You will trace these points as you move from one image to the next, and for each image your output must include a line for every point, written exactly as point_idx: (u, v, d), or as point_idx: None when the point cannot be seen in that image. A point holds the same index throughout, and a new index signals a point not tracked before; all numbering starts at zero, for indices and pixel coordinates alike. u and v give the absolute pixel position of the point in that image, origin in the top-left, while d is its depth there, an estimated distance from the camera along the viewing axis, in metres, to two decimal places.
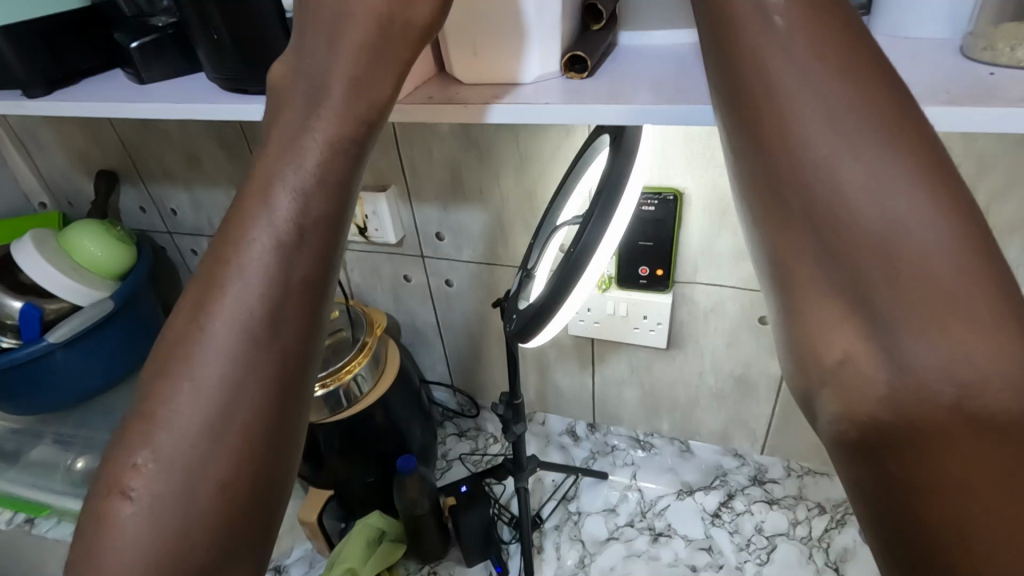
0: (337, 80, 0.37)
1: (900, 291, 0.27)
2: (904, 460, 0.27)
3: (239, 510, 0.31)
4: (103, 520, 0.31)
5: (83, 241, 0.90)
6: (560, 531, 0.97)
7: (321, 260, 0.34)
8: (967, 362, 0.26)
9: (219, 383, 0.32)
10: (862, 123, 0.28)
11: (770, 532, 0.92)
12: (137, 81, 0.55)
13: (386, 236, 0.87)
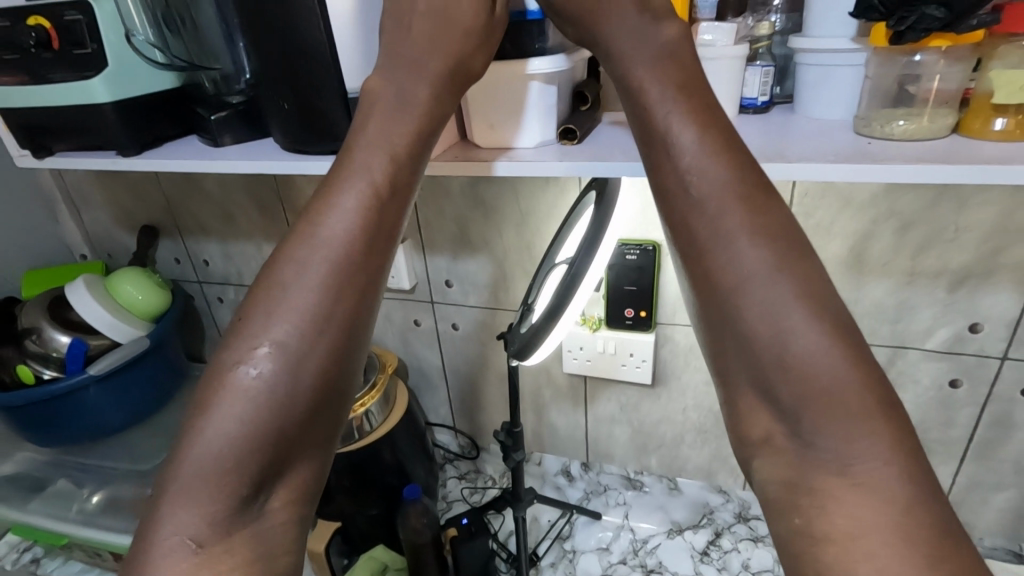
0: (402, 139, 0.50)
1: (797, 391, 0.39)
2: (803, 509, 0.39)
3: (323, 387, 0.46)
4: (230, 383, 0.44)
5: (127, 286, 1.00)
6: (556, 568, 1.02)
7: (395, 217, 0.49)
8: (844, 441, 0.38)
9: (319, 296, 0.46)
10: (771, 272, 0.40)
11: (756, 569, 0.96)
12: (212, 144, 0.66)
13: (400, 282, 0.98)
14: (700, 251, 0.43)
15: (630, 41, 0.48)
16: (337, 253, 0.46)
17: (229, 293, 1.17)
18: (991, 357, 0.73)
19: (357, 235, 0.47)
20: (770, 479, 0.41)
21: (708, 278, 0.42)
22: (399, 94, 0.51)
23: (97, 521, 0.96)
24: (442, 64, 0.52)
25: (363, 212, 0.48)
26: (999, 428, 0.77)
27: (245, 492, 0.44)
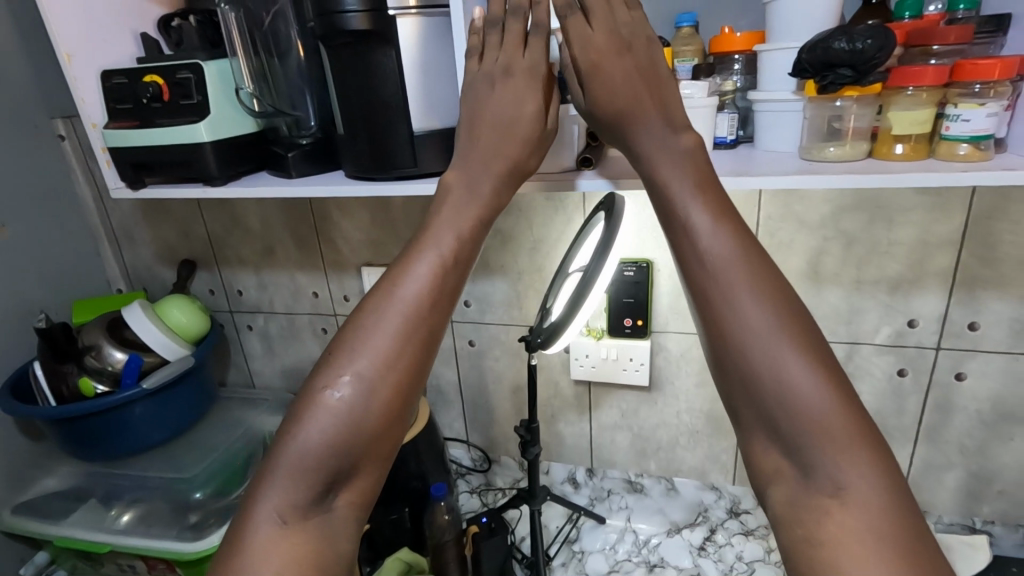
0: (467, 219, 0.63)
1: (794, 422, 0.48)
2: (804, 523, 0.47)
3: (392, 416, 0.55)
4: (318, 404, 0.54)
5: (173, 310, 1.11)
6: (567, 567, 1.10)
7: (456, 283, 0.61)
8: (835, 466, 0.47)
9: (396, 339, 0.56)
10: (772, 327, 0.50)
11: (749, 559, 1.07)
12: (286, 176, 0.80)
13: None
14: (714, 307, 0.52)
15: (652, 145, 0.61)
16: (415, 309, 0.57)
17: (259, 320, 1.28)
18: (928, 348, 0.89)
19: (430, 296, 0.58)
20: (777, 499, 0.49)
21: (718, 327, 0.52)
22: (468, 189, 0.64)
23: (132, 531, 1.03)
24: (503, 165, 0.65)
25: (436, 280, 0.59)
26: (942, 412, 0.92)
27: (323, 489, 0.52)
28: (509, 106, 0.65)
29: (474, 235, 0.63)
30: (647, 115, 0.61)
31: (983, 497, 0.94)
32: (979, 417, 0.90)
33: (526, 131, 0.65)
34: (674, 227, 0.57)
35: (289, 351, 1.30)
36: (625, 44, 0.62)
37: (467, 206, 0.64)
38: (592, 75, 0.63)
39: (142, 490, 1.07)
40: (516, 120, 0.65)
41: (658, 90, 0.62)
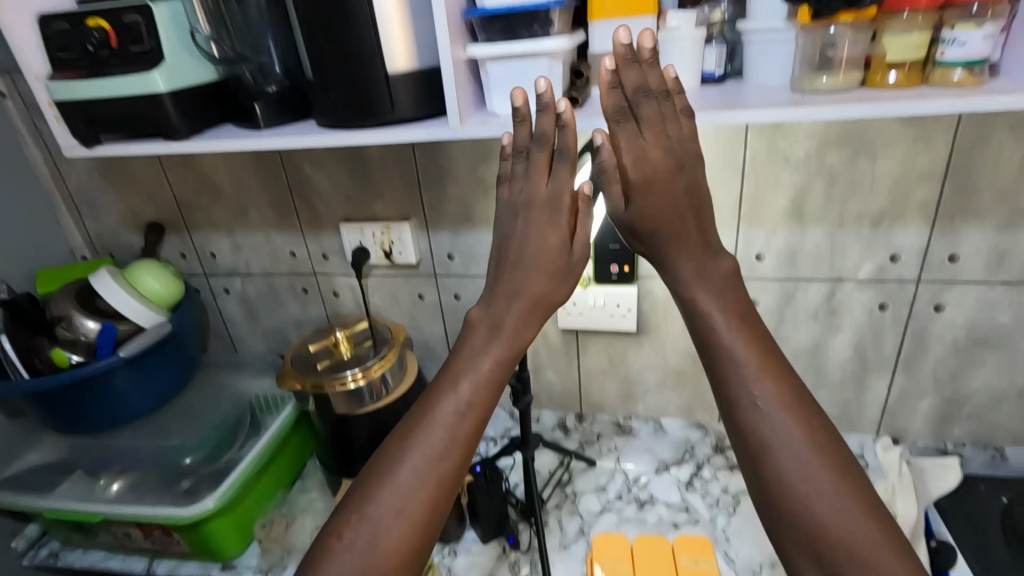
0: (490, 359, 0.60)
1: (840, 562, 0.50)
2: None
3: (410, 565, 0.56)
4: (331, 548, 0.55)
5: (145, 276, 1.07)
6: (560, 509, 1.13)
7: (481, 416, 0.58)
8: None
9: (417, 480, 0.56)
10: (812, 454, 0.53)
11: (734, 491, 1.11)
12: (256, 128, 0.76)
13: (408, 259, 1.08)
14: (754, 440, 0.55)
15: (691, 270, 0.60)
16: (447, 446, 0.57)
17: (236, 284, 1.25)
18: (908, 281, 0.90)
19: (466, 435, 0.57)
20: None
21: (758, 458, 0.54)
22: (492, 326, 0.61)
23: (124, 499, 1.02)
24: (529, 295, 0.61)
25: (473, 415, 0.58)
26: (919, 342, 0.94)
27: None
28: (543, 242, 0.62)
29: (509, 360, 0.61)
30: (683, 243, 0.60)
31: (954, 421, 0.99)
32: (954, 345, 0.93)
33: (558, 244, 0.62)
34: (716, 356, 0.58)
35: (269, 314, 1.27)
36: (662, 175, 0.59)
37: (496, 342, 0.60)
38: (639, 194, 0.59)
39: (132, 460, 1.07)
40: (544, 239, 0.62)
41: (698, 212, 0.60)
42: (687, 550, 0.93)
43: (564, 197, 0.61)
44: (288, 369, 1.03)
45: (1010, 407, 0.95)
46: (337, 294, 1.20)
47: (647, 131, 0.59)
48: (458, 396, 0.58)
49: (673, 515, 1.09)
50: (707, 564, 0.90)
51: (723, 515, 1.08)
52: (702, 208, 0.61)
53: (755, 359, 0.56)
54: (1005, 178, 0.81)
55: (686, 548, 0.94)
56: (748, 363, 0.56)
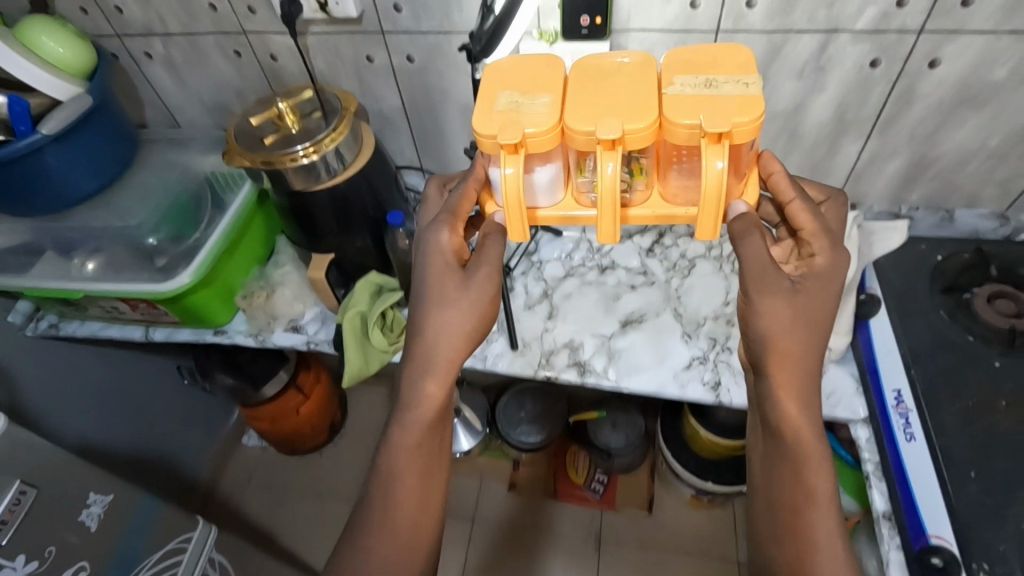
0: (445, 339, 0.71)
1: (791, 499, 0.67)
2: (788, 520, 0.67)
3: (421, 492, 0.72)
4: (378, 467, 0.73)
5: (39, 37, 0.91)
6: (527, 275, 1.17)
7: (425, 468, 0.73)
8: (808, 498, 0.66)
9: (413, 403, 0.73)
10: (795, 386, 0.66)
11: (691, 256, 1.16)
12: None
13: (347, 13, 0.92)
14: (803, 522, 0.65)
15: (793, 409, 0.66)
16: (397, 505, 0.71)
17: (156, 46, 1.08)
18: (909, 32, 0.80)
19: (411, 486, 0.72)
20: (785, 498, 0.67)
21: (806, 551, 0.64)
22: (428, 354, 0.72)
23: (104, 278, 1.04)
24: (461, 331, 0.71)
25: (410, 463, 0.72)
26: (902, 102, 0.88)
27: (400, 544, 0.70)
28: (474, 299, 0.71)
29: (427, 420, 0.73)
30: (776, 381, 0.67)
31: (915, 184, 0.99)
32: (939, 104, 0.87)
33: (473, 318, 0.71)
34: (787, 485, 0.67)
35: (204, 80, 1.12)
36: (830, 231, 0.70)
37: (407, 412, 0.73)
38: (760, 295, 0.66)
39: (97, 241, 1.06)
40: (448, 322, 0.71)
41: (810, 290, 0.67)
42: (685, 71, 0.66)
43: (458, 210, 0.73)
44: (233, 146, 0.96)
45: (975, 169, 0.94)
46: (275, 58, 1.05)
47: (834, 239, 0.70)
48: (379, 468, 0.72)
49: (631, 277, 1.14)
50: (721, 87, 0.63)
51: (678, 276, 1.14)
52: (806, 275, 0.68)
53: (788, 315, 0.66)
54: None
55: (679, 72, 0.66)
56: (790, 336, 0.66)
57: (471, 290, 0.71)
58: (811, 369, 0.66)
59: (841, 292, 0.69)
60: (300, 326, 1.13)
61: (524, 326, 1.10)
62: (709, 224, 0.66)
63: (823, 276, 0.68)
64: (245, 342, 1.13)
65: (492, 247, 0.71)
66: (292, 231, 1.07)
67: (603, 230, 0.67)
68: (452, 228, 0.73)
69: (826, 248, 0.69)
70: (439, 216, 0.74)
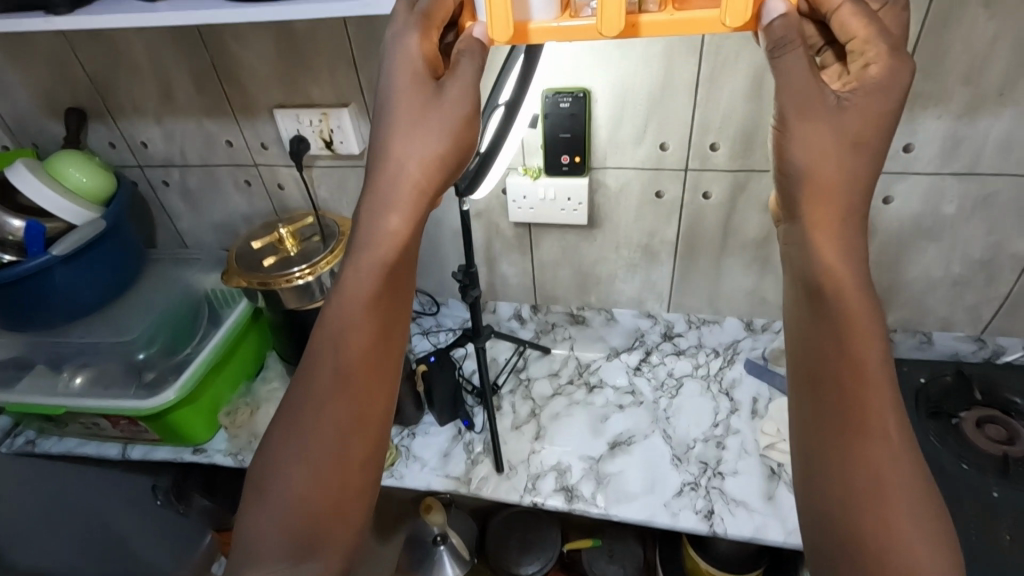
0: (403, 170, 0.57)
1: (843, 358, 0.51)
2: (834, 385, 0.52)
3: (366, 369, 0.59)
4: (318, 339, 0.59)
5: (67, 168, 1.00)
6: (514, 393, 1.16)
7: (374, 340, 0.59)
8: (852, 343, 0.51)
9: (358, 263, 0.58)
10: (845, 211, 0.51)
11: (679, 375, 1.15)
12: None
13: (349, 150, 1.01)
14: (855, 403, 0.51)
15: (833, 255, 0.51)
16: (339, 380, 0.58)
17: (174, 175, 1.17)
18: None
19: (355, 361, 0.58)
20: (836, 355, 0.52)
21: (856, 429, 0.50)
22: (381, 206, 0.58)
23: (88, 394, 1.04)
24: (420, 164, 0.57)
25: (353, 336, 0.58)
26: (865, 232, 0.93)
27: (344, 439, 0.57)
28: (428, 137, 0.57)
29: (381, 265, 0.58)
30: (811, 215, 0.51)
31: (889, 309, 1.02)
32: (898, 235, 0.92)
33: (434, 151, 0.57)
34: (821, 359, 0.52)
35: (215, 206, 1.20)
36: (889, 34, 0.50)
37: (361, 251, 0.58)
38: (798, 122, 0.50)
39: (85, 357, 1.07)
40: (411, 147, 0.57)
41: (876, 102, 0.49)
42: None
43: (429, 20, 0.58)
44: (233, 269, 1.00)
45: (943, 293, 0.97)
46: (282, 187, 1.14)
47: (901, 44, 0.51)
48: (329, 330, 0.59)
49: (619, 397, 1.13)
50: None
51: (666, 396, 1.12)
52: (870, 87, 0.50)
53: (852, 121, 0.49)
54: (972, 56, 0.75)
55: None
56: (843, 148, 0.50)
57: (444, 108, 0.56)
58: (858, 205, 0.50)
59: (897, 94, 0.49)
60: None
61: (511, 448, 1.07)
62: (742, 12, 0.51)
63: (881, 90, 0.49)
64: (223, 462, 1.09)
65: (467, 66, 0.56)
66: (283, 348, 1.09)
67: (604, 22, 0.54)
68: (424, 33, 0.57)
69: (880, 46, 0.50)
70: (404, 18, 0.58)
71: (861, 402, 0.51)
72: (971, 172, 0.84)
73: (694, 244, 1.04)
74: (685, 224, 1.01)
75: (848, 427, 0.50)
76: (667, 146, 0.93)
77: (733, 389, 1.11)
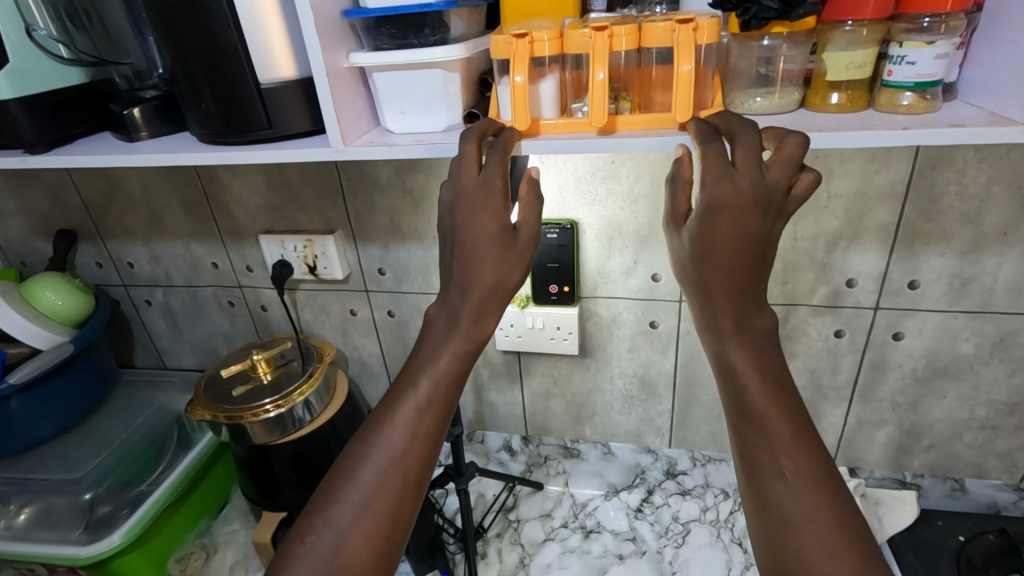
0: (483, 268, 0.55)
1: (763, 411, 0.52)
2: (748, 435, 0.52)
3: (440, 411, 0.57)
4: (407, 374, 0.58)
5: (43, 290, 0.97)
6: (502, 537, 1.03)
7: (451, 387, 0.57)
8: (750, 405, 0.52)
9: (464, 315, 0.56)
10: (723, 278, 0.51)
11: (685, 519, 1.02)
12: (205, 140, 0.64)
13: (334, 274, 0.99)
14: (758, 444, 0.51)
15: (703, 318, 0.54)
16: (410, 444, 0.56)
17: (158, 295, 1.15)
18: (865, 308, 0.82)
19: (433, 398, 0.57)
20: (755, 409, 0.52)
21: (758, 466, 0.51)
22: (492, 250, 0.55)
23: (28, 536, 0.94)
24: (511, 247, 0.55)
25: (439, 379, 0.57)
26: (876, 371, 0.87)
27: (403, 473, 0.55)
28: (509, 266, 0.56)
29: (469, 354, 0.58)
30: (698, 297, 0.54)
31: (913, 453, 0.92)
32: (913, 375, 0.86)
33: (510, 284, 0.56)
34: (739, 406, 0.53)
35: (197, 327, 1.17)
36: (733, 176, 0.49)
37: (464, 306, 0.56)
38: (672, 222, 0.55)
39: (30, 492, 0.96)
40: (477, 277, 0.55)
41: (720, 212, 0.49)
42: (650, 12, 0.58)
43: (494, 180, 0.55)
44: (200, 399, 0.94)
45: (971, 439, 0.88)
46: (265, 308, 1.10)
47: (737, 160, 0.50)
48: (416, 396, 0.57)
49: (618, 545, 0.99)
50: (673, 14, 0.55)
51: (671, 545, 0.99)
52: (714, 206, 0.50)
53: (712, 231, 0.50)
54: (968, 200, 0.73)
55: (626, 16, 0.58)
56: (715, 232, 0.50)
57: (513, 255, 0.56)
58: (742, 268, 0.51)
59: (745, 223, 0.49)
60: None
61: None
62: (687, 108, 0.54)
63: (725, 212, 0.50)
64: None
65: (526, 227, 0.57)
66: (247, 486, 0.99)
67: (594, 116, 0.55)
68: (490, 195, 0.55)
69: (709, 183, 0.50)
70: (480, 173, 0.55)
71: (764, 449, 0.51)
72: (984, 311, 0.79)
73: (693, 377, 0.97)
74: (682, 356, 0.95)
75: (771, 471, 0.50)
76: (659, 277, 0.89)
77: (746, 538, 0.98)
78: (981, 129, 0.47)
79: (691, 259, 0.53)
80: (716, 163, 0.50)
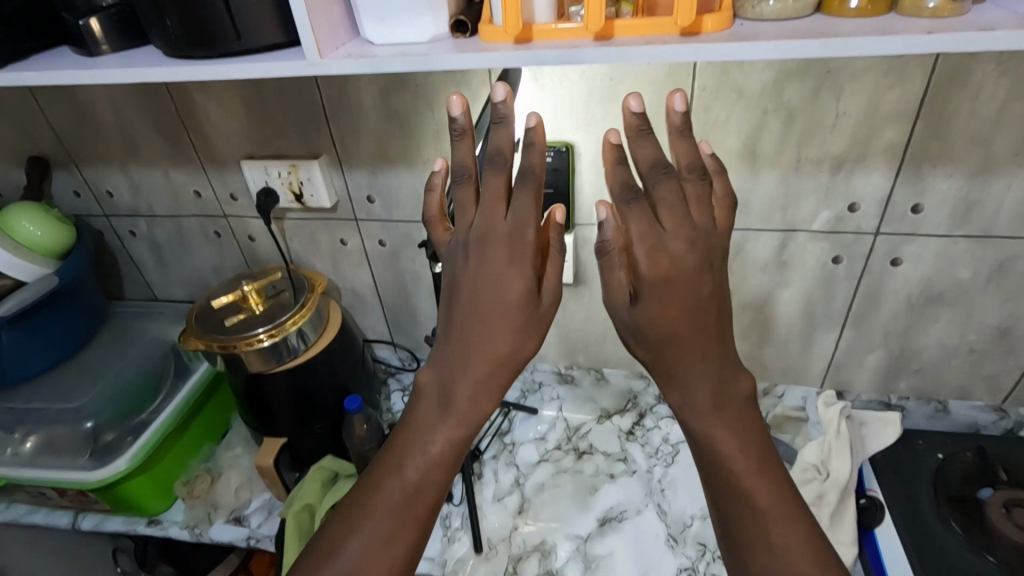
0: (490, 334, 0.52)
1: (738, 468, 0.53)
2: (730, 491, 0.53)
3: (442, 472, 0.55)
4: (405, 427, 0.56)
5: (20, 220, 0.94)
6: (497, 459, 1.06)
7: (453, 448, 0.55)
8: (728, 462, 0.53)
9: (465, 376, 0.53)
10: (690, 344, 0.51)
11: (674, 440, 1.05)
12: (169, 55, 0.59)
13: (320, 201, 0.95)
14: (738, 501, 0.52)
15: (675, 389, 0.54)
16: (406, 505, 0.54)
17: (142, 226, 1.12)
18: (865, 233, 0.81)
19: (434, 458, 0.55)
20: (732, 466, 0.53)
21: (735, 522, 0.52)
22: (497, 310, 0.52)
23: (35, 463, 0.96)
24: (521, 315, 0.52)
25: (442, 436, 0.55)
26: (871, 298, 0.86)
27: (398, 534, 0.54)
28: (523, 336, 0.53)
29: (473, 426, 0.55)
30: (657, 370, 0.53)
31: (901, 376, 0.94)
32: (907, 302, 0.85)
33: (522, 354, 0.54)
34: (709, 467, 0.54)
35: (185, 259, 1.15)
36: (670, 248, 0.50)
37: (468, 365, 0.53)
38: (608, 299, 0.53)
39: (33, 421, 0.98)
40: (490, 347, 0.53)
41: (666, 284, 0.50)
42: None
43: (526, 231, 0.52)
44: (192, 328, 0.93)
45: (959, 364, 0.90)
46: (252, 239, 1.08)
47: (663, 216, 0.51)
48: (402, 481, 0.55)
49: (610, 465, 1.03)
50: None
51: (661, 465, 1.02)
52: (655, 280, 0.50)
53: (669, 302, 0.50)
54: (982, 119, 0.69)
55: None
56: (672, 304, 0.50)
57: (534, 323, 0.53)
58: (709, 332, 0.51)
59: (685, 294, 0.50)
60: (244, 518, 1.00)
61: (492, 524, 0.97)
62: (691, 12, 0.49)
63: (669, 283, 0.50)
64: (179, 536, 1.00)
65: (549, 286, 0.54)
66: (245, 414, 1.01)
67: (590, 19, 0.51)
68: (513, 261, 0.52)
69: (647, 260, 0.50)
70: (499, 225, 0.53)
71: (746, 504, 0.52)
72: (986, 236, 0.78)
73: None
74: None
75: (753, 525, 0.52)
76: None
77: None
78: (1010, 33, 0.44)
79: (635, 333, 0.53)
80: (643, 228, 0.50)
